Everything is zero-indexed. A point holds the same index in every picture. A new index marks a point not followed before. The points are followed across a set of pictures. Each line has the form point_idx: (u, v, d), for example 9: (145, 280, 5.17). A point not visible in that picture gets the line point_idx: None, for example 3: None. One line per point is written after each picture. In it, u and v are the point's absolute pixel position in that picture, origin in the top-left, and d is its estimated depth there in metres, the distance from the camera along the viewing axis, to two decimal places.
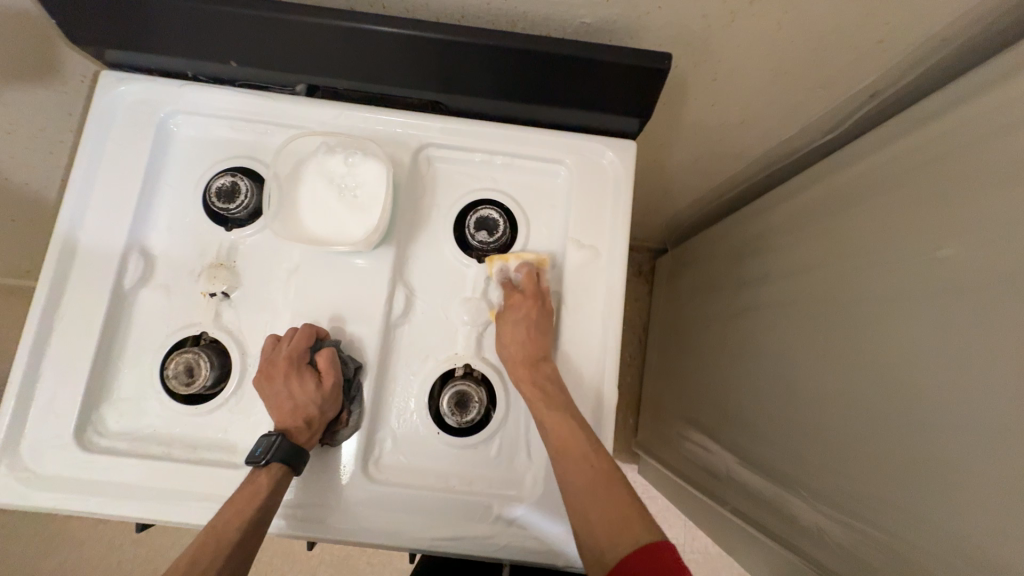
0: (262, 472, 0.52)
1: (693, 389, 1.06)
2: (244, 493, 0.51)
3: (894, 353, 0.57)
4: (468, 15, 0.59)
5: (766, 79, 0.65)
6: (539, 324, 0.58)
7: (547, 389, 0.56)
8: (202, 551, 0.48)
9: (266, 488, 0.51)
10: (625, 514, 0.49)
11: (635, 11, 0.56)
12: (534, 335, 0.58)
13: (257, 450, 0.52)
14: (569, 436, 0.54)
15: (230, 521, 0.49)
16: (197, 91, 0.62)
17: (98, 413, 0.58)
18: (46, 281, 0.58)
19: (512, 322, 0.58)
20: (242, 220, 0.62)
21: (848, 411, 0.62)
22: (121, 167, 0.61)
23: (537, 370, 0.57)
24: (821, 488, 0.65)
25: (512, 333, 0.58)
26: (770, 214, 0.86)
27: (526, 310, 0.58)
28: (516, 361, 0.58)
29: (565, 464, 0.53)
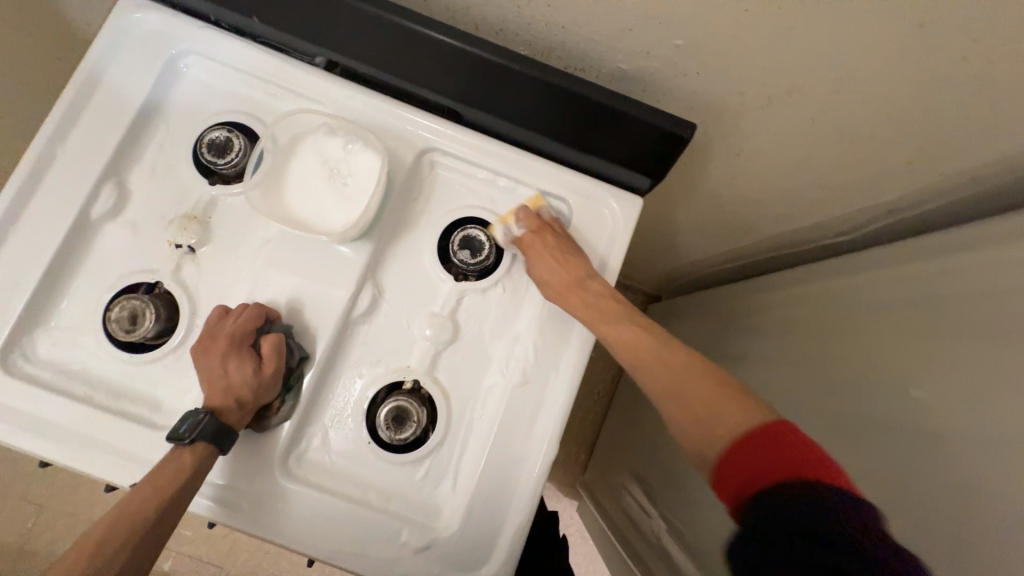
0: (186, 449, 0.50)
1: (646, 448, 1.04)
2: (167, 470, 0.49)
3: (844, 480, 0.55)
4: (507, 30, 0.57)
5: (789, 168, 0.64)
6: (564, 248, 0.60)
7: (600, 302, 0.58)
8: (115, 531, 0.46)
9: (189, 468, 0.49)
10: (715, 394, 0.49)
11: (672, 70, 0.55)
12: (566, 259, 0.59)
13: (183, 428, 0.50)
14: (633, 338, 0.56)
15: (147, 500, 0.47)
16: (215, 36, 0.60)
17: (29, 338, 0.56)
18: (9, 192, 0.56)
19: (540, 256, 0.58)
20: (228, 177, 0.60)
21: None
22: (118, 94, 0.59)
23: (585, 287, 0.59)
24: None
25: (547, 266, 0.58)
26: (764, 298, 0.84)
27: (548, 240, 0.60)
28: (561, 288, 0.58)
29: (643, 367, 0.55)
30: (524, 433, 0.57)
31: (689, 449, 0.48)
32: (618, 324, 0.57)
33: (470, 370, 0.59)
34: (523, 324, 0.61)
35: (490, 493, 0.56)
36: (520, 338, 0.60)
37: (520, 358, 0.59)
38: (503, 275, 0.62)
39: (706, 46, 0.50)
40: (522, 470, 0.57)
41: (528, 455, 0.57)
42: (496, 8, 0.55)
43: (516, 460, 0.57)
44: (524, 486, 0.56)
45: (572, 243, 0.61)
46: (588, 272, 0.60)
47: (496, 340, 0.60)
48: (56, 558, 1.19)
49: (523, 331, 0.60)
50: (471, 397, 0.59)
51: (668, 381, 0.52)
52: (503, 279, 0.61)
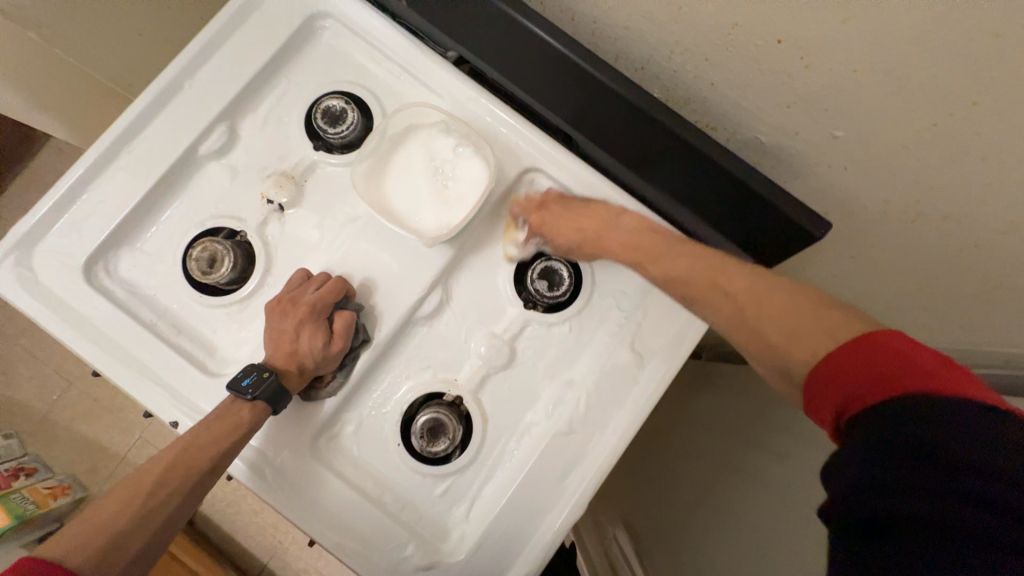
0: (246, 405, 0.51)
1: (646, 505, 0.98)
2: (223, 425, 0.49)
3: None
4: (649, 70, 0.54)
5: (904, 286, 0.58)
6: (571, 202, 0.58)
7: (642, 239, 0.55)
8: (171, 473, 0.47)
9: (247, 426, 0.50)
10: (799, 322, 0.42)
11: (817, 158, 0.50)
12: (585, 214, 0.57)
13: (245, 381, 0.50)
14: (684, 271, 0.51)
15: (203, 450, 0.48)
16: (357, 6, 0.60)
17: (115, 253, 0.58)
18: (134, 111, 0.58)
19: (561, 228, 0.56)
20: (332, 146, 0.60)
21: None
22: (252, 41, 0.60)
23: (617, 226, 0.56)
24: None
25: (568, 232, 0.56)
26: None
27: (555, 204, 0.58)
28: (598, 238, 0.56)
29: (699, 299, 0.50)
30: (552, 484, 0.55)
31: None
32: (666, 261, 0.53)
33: (516, 399, 0.58)
34: (580, 369, 0.58)
35: (500, 532, 0.54)
36: (572, 383, 0.58)
37: (569, 405, 0.57)
38: (574, 315, 0.59)
39: (871, 146, 0.46)
40: (539, 521, 0.55)
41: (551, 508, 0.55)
42: (647, 47, 0.52)
43: (537, 507, 0.55)
44: (538, 535, 0.55)
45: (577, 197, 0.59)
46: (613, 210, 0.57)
47: (548, 378, 0.58)
48: (68, 433, 1.26)
49: (579, 376, 0.58)
50: (510, 428, 0.57)
51: (732, 307, 0.47)
52: (575, 320, 0.59)
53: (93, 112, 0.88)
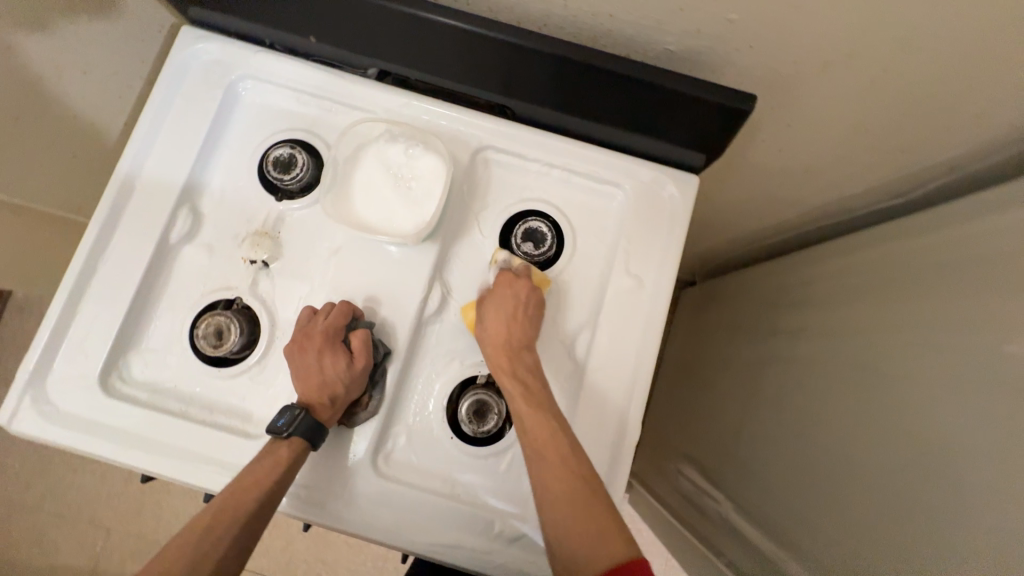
0: (282, 443, 0.52)
1: (698, 429, 1.01)
2: (264, 463, 0.51)
3: (918, 432, 0.54)
4: (552, 24, 0.58)
5: (840, 134, 0.63)
6: (531, 303, 0.57)
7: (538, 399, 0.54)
8: (220, 516, 0.48)
9: (286, 460, 0.51)
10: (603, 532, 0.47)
11: (724, 46, 0.55)
12: (522, 320, 0.56)
13: (280, 421, 0.52)
14: (543, 443, 0.51)
15: (247, 489, 0.49)
16: (271, 59, 0.63)
17: (125, 360, 0.59)
18: (97, 222, 0.59)
19: (498, 306, 0.57)
20: (292, 193, 0.62)
21: (859, 494, 0.59)
22: (186, 124, 0.62)
23: (521, 365, 0.55)
24: (810, 547, 0.64)
25: (494, 321, 0.56)
26: (807, 267, 0.83)
27: (513, 291, 0.57)
28: (503, 373, 0.55)
29: (545, 467, 0.50)
30: (603, 419, 0.59)
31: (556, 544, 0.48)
32: (544, 422, 0.52)
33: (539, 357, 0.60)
34: (590, 308, 0.62)
35: None
36: (587, 326, 0.61)
37: (591, 343, 0.60)
38: (567, 263, 0.62)
39: (763, 18, 0.50)
40: (604, 456, 0.58)
41: (610, 441, 0.58)
42: (543, 4, 0.56)
43: (598, 443, 0.58)
44: (611, 469, 0.58)
45: (538, 306, 0.57)
46: (533, 350, 0.56)
47: (565, 329, 0.61)
48: None
49: (590, 314, 0.61)
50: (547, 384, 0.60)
51: (571, 490, 0.49)
52: (568, 267, 0.62)
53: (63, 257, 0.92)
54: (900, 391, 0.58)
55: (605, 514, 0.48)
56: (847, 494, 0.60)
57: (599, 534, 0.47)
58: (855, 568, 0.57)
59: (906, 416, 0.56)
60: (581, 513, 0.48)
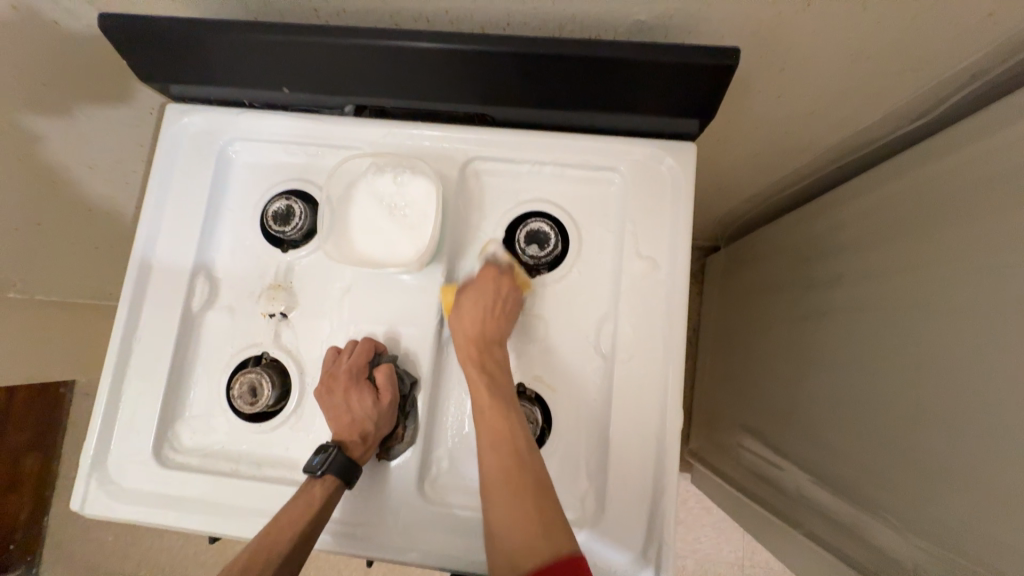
0: (317, 482, 0.53)
1: (750, 397, 0.97)
2: (298, 503, 0.52)
3: (990, 366, 0.49)
4: (514, 22, 0.57)
5: (839, 66, 0.59)
6: (510, 301, 0.57)
7: (498, 383, 0.54)
8: (253, 559, 0.49)
9: (320, 501, 0.52)
10: (542, 521, 0.48)
11: (696, 4, 0.52)
12: (497, 314, 0.56)
13: (315, 460, 0.53)
14: (500, 434, 0.52)
15: (284, 530, 0.50)
16: (253, 118, 0.64)
17: (173, 430, 0.61)
18: (125, 306, 0.62)
19: (477, 295, 0.56)
20: (297, 241, 0.63)
21: (935, 441, 0.54)
22: (187, 197, 0.64)
23: (486, 352, 0.55)
24: (892, 506, 0.59)
25: (470, 311, 0.55)
26: (834, 210, 0.78)
27: (495, 285, 0.57)
28: (468, 355, 0.55)
29: (491, 448, 0.51)
30: (644, 410, 0.57)
31: (498, 529, 0.49)
32: (503, 417, 0.52)
33: (564, 358, 0.59)
34: (609, 299, 0.60)
35: (623, 473, 0.56)
36: (609, 317, 0.59)
37: (618, 335, 0.58)
38: (576, 258, 0.61)
39: None
40: (652, 447, 0.56)
41: (655, 431, 0.56)
42: (500, 4, 0.55)
43: (643, 434, 0.56)
44: (660, 458, 0.56)
45: (515, 307, 0.57)
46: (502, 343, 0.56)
47: (587, 324, 0.59)
48: None
49: (610, 305, 0.60)
50: (580, 383, 0.59)
51: (511, 474, 0.50)
52: (578, 262, 0.60)
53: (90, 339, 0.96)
54: (961, 326, 0.53)
55: (547, 506, 0.49)
56: (921, 442, 0.56)
57: (544, 533, 0.47)
58: (945, 521, 0.52)
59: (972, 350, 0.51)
60: (524, 507, 0.48)
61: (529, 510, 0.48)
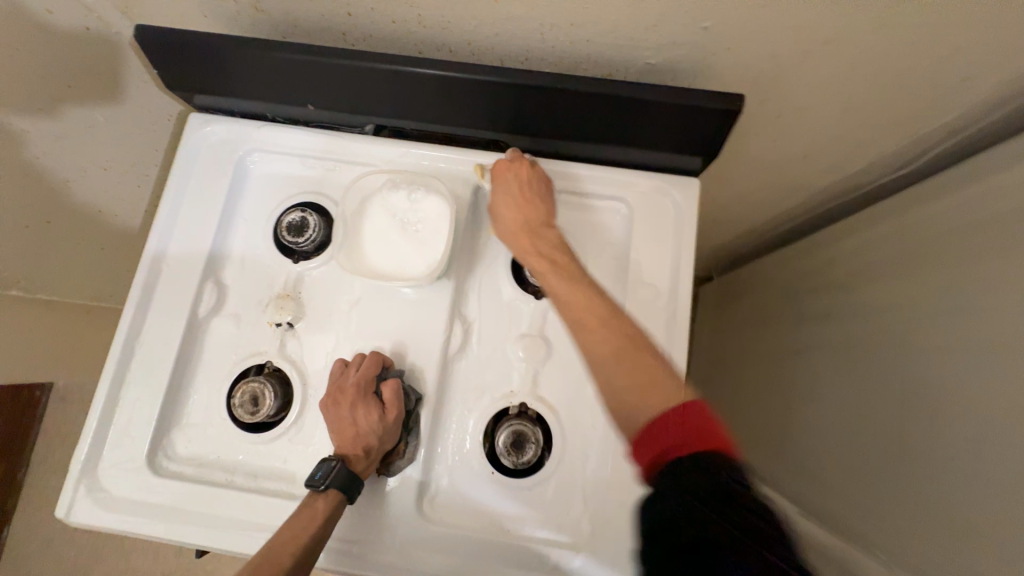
0: (319, 496, 0.52)
1: (741, 427, 0.98)
2: (302, 517, 0.51)
3: (974, 404, 0.52)
4: (533, 57, 0.61)
5: (831, 115, 0.63)
6: (533, 185, 0.60)
7: (557, 258, 0.55)
8: (257, 570, 0.48)
9: (323, 515, 0.51)
10: (652, 377, 0.46)
11: (703, 52, 0.57)
12: (530, 199, 0.59)
13: (318, 474, 0.52)
14: (567, 298, 0.52)
15: (292, 539, 0.49)
16: (274, 132, 0.66)
17: (168, 437, 0.60)
18: (130, 309, 0.62)
19: (505, 190, 0.59)
20: (308, 253, 0.64)
21: (920, 474, 0.56)
22: (202, 204, 0.65)
23: (539, 236, 0.57)
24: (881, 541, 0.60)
25: (508, 207, 0.59)
26: (823, 247, 0.82)
27: (514, 172, 0.60)
28: (522, 246, 0.57)
29: (579, 325, 0.50)
30: None
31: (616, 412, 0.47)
32: (568, 279, 0.53)
33: (568, 380, 0.60)
34: None
35: (622, 495, 0.56)
36: None
37: None
38: None
39: (735, 22, 0.52)
40: (650, 472, 0.57)
41: None
42: (521, 40, 0.58)
43: None
44: None
45: (541, 184, 0.60)
46: (548, 222, 0.58)
47: None
48: None
49: None
50: (581, 405, 0.59)
51: (612, 348, 0.48)
52: None
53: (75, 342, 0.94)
54: (945, 364, 0.56)
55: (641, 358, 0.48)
56: (908, 477, 0.58)
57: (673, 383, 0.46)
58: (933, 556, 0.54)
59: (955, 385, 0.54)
60: (636, 362, 0.47)
61: (643, 363, 0.47)
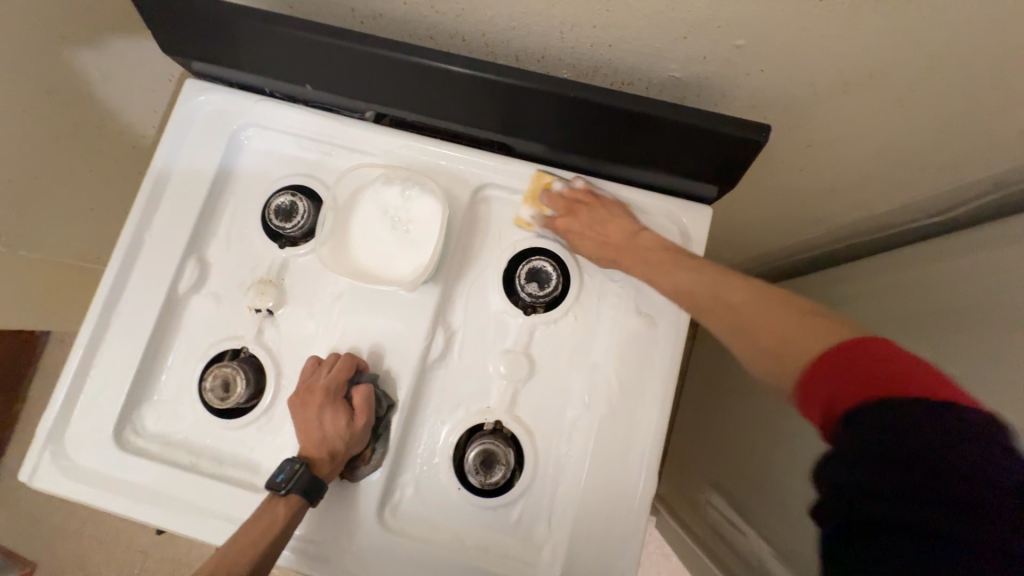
0: (280, 500, 0.51)
1: (722, 454, 0.96)
2: (261, 520, 0.50)
3: None
4: (549, 57, 0.56)
5: (865, 151, 0.58)
6: (603, 208, 0.59)
7: (665, 257, 0.56)
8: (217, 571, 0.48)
9: (283, 519, 0.50)
10: (807, 329, 0.43)
11: (733, 71, 0.52)
12: (609, 218, 0.58)
13: (279, 477, 0.51)
14: (688, 287, 0.53)
15: (248, 544, 0.49)
16: (271, 108, 0.63)
17: (137, 412, 0.60)
18: (109, 279, 0.60)
19: (580, 228, 0.58)
20: (295, 239, 0.62)
21: None
22: (191, 176, 0.63)
23: (638, 242, 0.57)
24: None
25: (593, 235, 0.58)
26: (837, 287, 0.77)
27: (579, 207, 0.59)
28: (624, 258, 0.57)
29: (710, 312, 0.52)
30: (617, 466, 0.56)
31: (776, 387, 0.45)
32: (694, 273, 0.53)
33: (547, 403, 0.58)
34: (601, 349, 0.58)
35: (587, 527, 0.55)
36: (598, 368, 0.58)
37: (603, 388, 0.57)
38: (573, 304, 0.60)
39: (772, 42, 0.47)
40: (619, 507, 0.55)
41: (625, 491, 0.55)
42: (539, 37, 0.54)
43: (613, 493, 0.55)
44: (625, 520, 0.55)
45: (609, 204, 0.59)
46: (636, 228, 0.58)
47: (574, 371, 0.58)
48: None
49: (602, 355, 0.58)
50: (557, 430, 0.57)
51: (735, 317, 0.49)
52: (575, 308, 0.59)
53: (67, 294, 0.94)
54: None
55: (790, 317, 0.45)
56: None
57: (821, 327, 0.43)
58: None
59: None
60: (789, 321, 0.45)
61: (792, 317, 0.45)
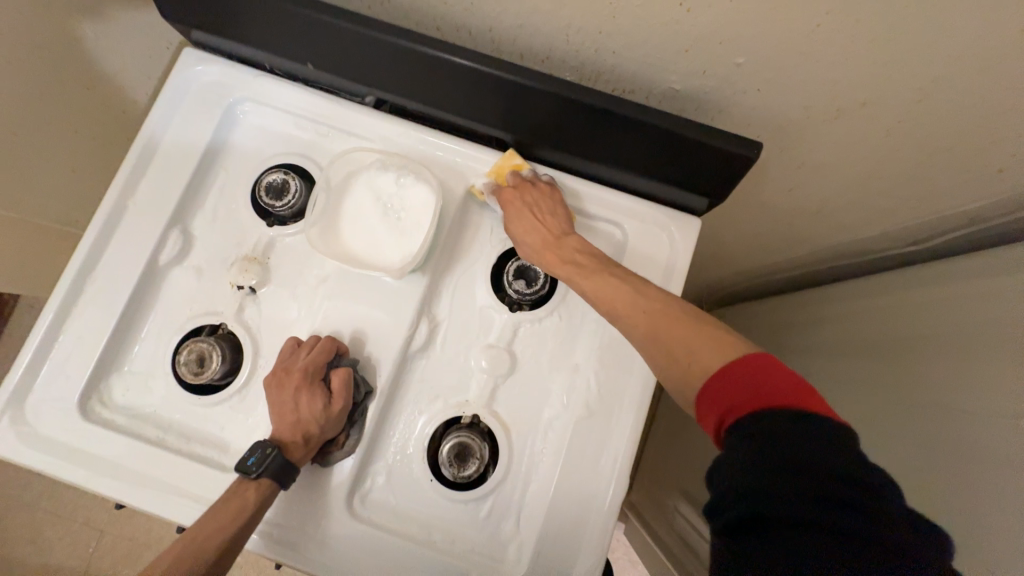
0: (251, 485, 0.50)
1: (694, 465, 0.98)
2: (229, 506, 0.49)
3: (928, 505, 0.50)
4: (554, 57, 0.56)
5: (851, 177, 0.60)
6: (544, 201, 0.58)
7: (581, 261, 0.54)
8: (180, 562, 0.47)
9: (252, 506, 0.50)
10: (704, 340, 0.44)
11: (731, 88, 0.53)
12: (544, 215, 0.57)
13: (251, 460, 0.50)
14: (610, 295, 0.51)
15: (212, 535, 0.48)
16: (270, 84, 0.62)
17: (106, 382, 0.58)
18: (86, 243, 0.59)
19: (518, 213, 0.57)
20: (285, 219, 0.61)
21: None
22: (181, 146, 0.62)
23: (563, 245, 0.56)
24: None
25: (521, 225, 0.57)
26: (816, 308, 0.79)
27: (524, 194, 0.58)
28: (540, 249, 0.56)
29: (619, 316, 0.50)
30: (591, 467, 0.56)
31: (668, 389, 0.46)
32: (597, 278, 0.52)
33: (526, 401, 0.58)
34: (583, 351, 0.59)
35: (556, 526, 0.55)
36: (579, 369, 0.58)
37: (582, 389, 0.58)
38: (559, 304, 0.60)
39: (770, 63, 0.49)
40: (590, 507, 0.55)
41: (597, 492, 0.56)
42: (545, 37, 0.54)
43: (585, 493, 0.56)
44: (595, 521, 0.55)
45: (555, 200, 0.58)
46: (566, 229, 0.57)
47: (555, 371, 0.59)
48: None
49: (584, 357, 0.59)
50: (534, 427, 0.58)
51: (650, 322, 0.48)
52: (560, 308, 0.60)
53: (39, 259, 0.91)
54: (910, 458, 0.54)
55: (688, 332, 0.45)
56: None
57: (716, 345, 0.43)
58: None
59: (912, 480, 0.53)
60: (680, 331, 0.46)
61: (685, 328, 0.46)
